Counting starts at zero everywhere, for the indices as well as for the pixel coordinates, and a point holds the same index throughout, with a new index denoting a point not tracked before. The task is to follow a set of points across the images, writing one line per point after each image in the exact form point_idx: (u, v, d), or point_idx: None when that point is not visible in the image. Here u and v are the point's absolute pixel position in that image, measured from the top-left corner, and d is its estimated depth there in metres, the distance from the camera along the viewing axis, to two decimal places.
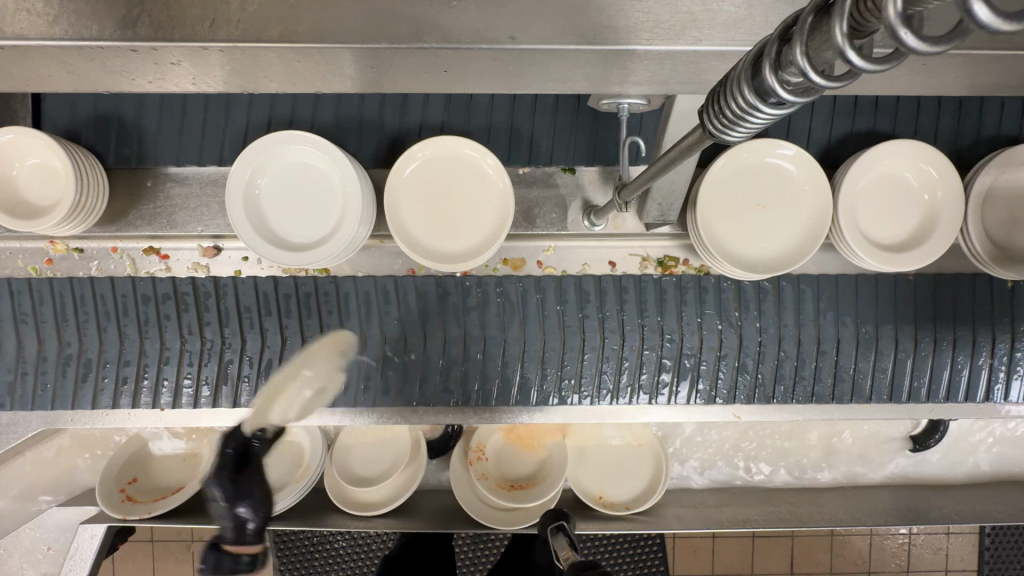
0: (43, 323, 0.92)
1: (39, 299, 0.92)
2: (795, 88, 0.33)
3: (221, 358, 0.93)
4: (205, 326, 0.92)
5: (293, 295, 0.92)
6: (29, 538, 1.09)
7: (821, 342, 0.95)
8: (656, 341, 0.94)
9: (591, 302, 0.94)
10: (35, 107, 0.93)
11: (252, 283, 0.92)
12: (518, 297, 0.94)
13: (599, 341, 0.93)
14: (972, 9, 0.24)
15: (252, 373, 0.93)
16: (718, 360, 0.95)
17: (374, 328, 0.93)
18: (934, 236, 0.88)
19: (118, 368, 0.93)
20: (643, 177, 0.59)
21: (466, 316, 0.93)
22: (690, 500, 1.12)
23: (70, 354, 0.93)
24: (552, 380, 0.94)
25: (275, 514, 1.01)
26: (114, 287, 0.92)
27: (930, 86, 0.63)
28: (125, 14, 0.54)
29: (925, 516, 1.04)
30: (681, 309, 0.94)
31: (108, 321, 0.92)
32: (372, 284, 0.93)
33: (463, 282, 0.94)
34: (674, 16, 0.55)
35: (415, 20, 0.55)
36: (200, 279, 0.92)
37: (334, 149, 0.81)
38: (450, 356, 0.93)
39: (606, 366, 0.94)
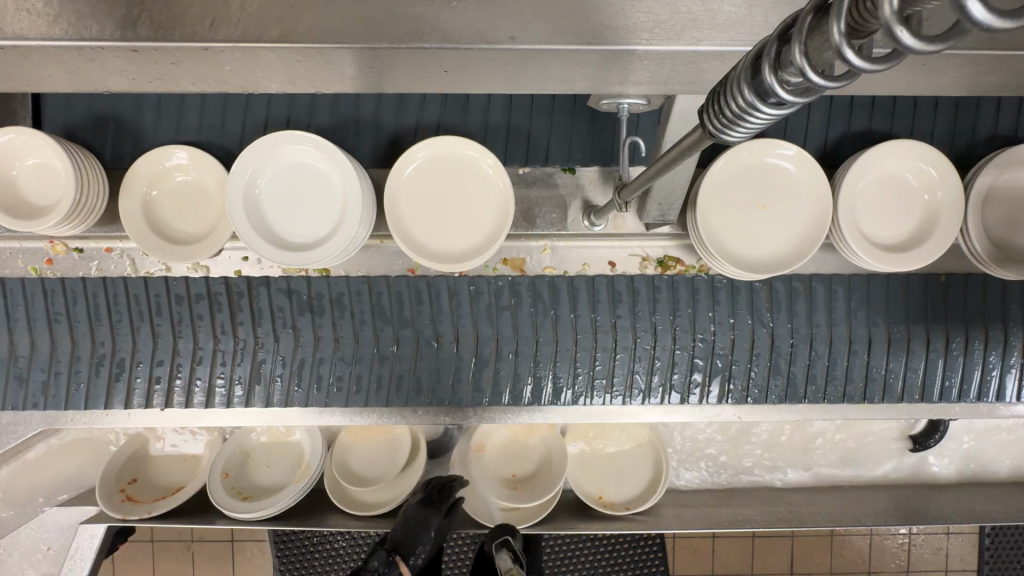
0: (76, 323, 0.92)
1: (73, 299, 0.92)
2: (794, 88, 0.34)
3: (254, 358, 0.93)
4: (238, 326, 0.92)
5: (326, 295, 0.93)
6: (30, 538, 1.09)
7: (854, 342, 0.95)
8: (689, 341, 0.94)
9: (625, 302, 0.94)
10: (35, 107, 0.94)
11: (285, 283, 0.92)
12: (551, 296, 0.93)
13: (632, 341, 0.93)
14: (967, 7, 0.24)
15: (284, 373, 0.93)
16: (751, 359, 0.95)
17: (408, 328, 0.93)
18: (934, 236, 0.88)
19: (151, 369, 0.93)
20: (643, 178, 0.59)
21: (500, 316, 0.93)
22: (690, 500, 1.12)
23: (103, 354, 0.92)
24: (584, 378, 0.94)
25: (274, 513, 0.98)
26: (147, 287, 0.92)
27: (929, 86, 0.63)
28: (125, 13, 0.54)
29: (924, 516, 1.04)
30: (715, 308, 0.94)
31: (141, 321, 0.92)
32: (405, 284, 0.94)
33: (495, 283, 0.93)
34: (674, 16, 0.55)
35: (415, 20, 0.55)
36: (232, 280, 0.92)
37: (335, 149, 0.82)
38: (483, 356, 0.93)
39: (639, 366, 0.94)
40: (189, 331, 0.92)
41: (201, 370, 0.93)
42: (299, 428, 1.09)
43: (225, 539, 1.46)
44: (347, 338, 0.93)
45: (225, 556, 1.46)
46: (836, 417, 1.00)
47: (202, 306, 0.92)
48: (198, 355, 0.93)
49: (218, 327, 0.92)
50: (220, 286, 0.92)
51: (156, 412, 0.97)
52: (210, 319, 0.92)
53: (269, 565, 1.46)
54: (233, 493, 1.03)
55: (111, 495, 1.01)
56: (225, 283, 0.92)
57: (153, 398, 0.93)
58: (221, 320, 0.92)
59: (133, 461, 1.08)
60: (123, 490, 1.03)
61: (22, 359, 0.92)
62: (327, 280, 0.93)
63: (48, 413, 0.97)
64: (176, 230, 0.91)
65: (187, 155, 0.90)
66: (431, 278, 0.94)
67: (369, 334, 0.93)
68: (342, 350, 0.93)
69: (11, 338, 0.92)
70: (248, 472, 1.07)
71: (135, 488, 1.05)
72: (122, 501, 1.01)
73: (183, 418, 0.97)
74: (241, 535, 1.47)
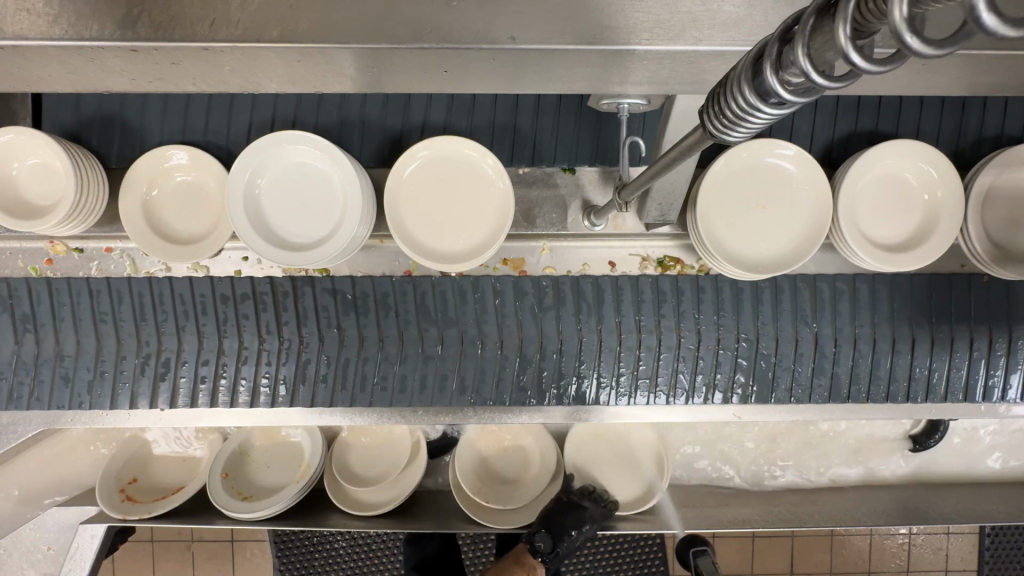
0: (122, 323, 0.92)
1: (118, 297, 0.92)
2: (795, 89, 0.34)
3: (299, 357, 0.93)
4: (283, 326, 0.92)
5: (371, 295, 0.93)
6: (29, 538, 1.08)
7: (897, 342, 0.95)
8: (732, 340, 0.94)
9: (668, 301, 0.94)
10: (35, 107, 0.94)
11: (330, 282, 0.92)
12: (595, 297, 0.93)
13: (676, 341, 0.93)
14: (980, 17, 0.24)
15: (329, 373, 0.93)
16: (796, 359, 0.95)
17: (453, 328, 0.93)
18: (934, 236, 0.88)
19: (196, 368, 0.93)
20: (643, 178, 0.59)
21: (544, 316, 0.93)
22: (690, 500, 1.12)
23: (149, 353, 0.93)
24: (629, 377, 0.94)
25: (273, 512, 0.98)
26: (193, 287, 0.92)
27: (928, 86, 0.63)
28: (126, 14, 0.54)
29: (924, 516, 1.04)
30: (758, 309, 0.94)
31: (186, 321, 0.92)
32: (450, 284, 0.93)
33: (539, 283, 0.93)
34: (674, 16, 0.55)
35: (416, 19, 0.55)
36: (277, 280, 0.92)
37: (335, 148, 0.82)
38: (526, 356, 0.93)
39: (683, 367, 0.94)
40: (234, 331, 0.92)
41: (247, 369, 0.93)
42: (300, 428, 1.09)
43: (224, 539, 1.46)
44: (392, 338, 0.93)
45: (225, 556, 1.46)
46: (837, 417, 1.00)
47: (247, 305, 0.92)
48: (243, 354, 0.93)
49: (263, 327, 0.92)
50: (266, 286, 0.92)
51: (156, 412, 0.97)
52: (255, 319, 0.92)
53: (269, 565, 1.46)
54: (233, 493, 1.02)
55: (111, 494, 1.01)
56: (270, 282, 0.92)
57: (152, 398, 0.93)
58: (266, 319, 0.92)
59: (133, 461, 1.08)
60: (123, 490, 1.03)
61: (68, 358, 0.92)
62: (371, 280, 0.93)
63: (48, 413, 0.98)
64: (177, 230, 0.91)
65: (187, 155, 0.90)
66: (476, 277, 0.93)
67: (414, 334, 0.93)
68: (388, 350, 0.93)
69: (13, 336, 0.92)
70: (248, 471, 1.07)
71: (135, 488, 1.05)
72: (122, 501, 1.01)
73: (182, 419, 0.97)
74: (241, 535, 1.47)
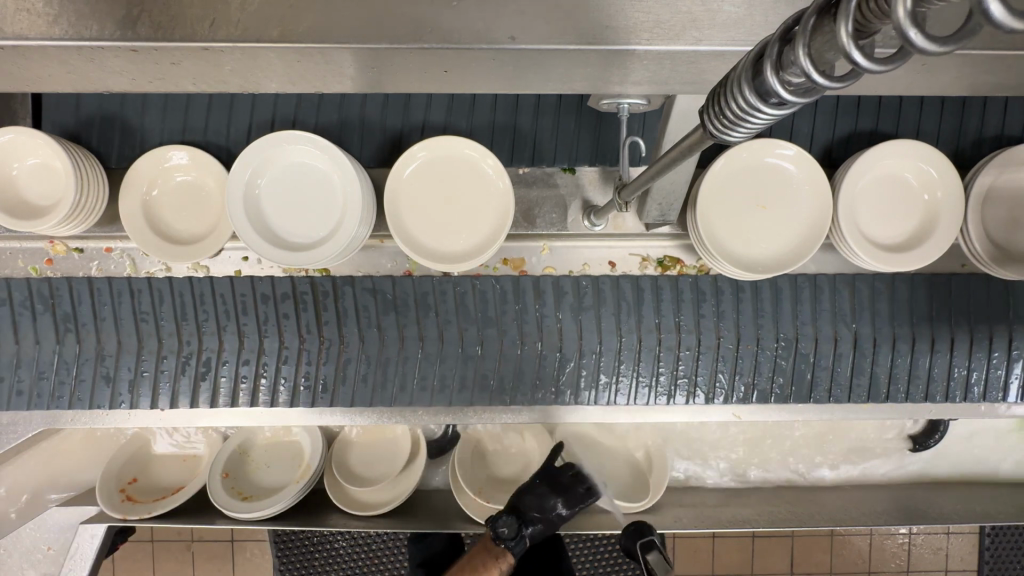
0: (164, 322, 0.92)
1: (159, 297, 0.92)
2: (796, 89, 0.34)
3: (339, 358, 0.93)
4: (324, 326, 0.92)
5: (411, 294, 0.93)
6: (29, 538, 1.08)
7: (937, 342, 0.95)
8: (772, 339, 0.94)
9: (708, 301, 0.94)
10: (35, 107, 0.94)
11: (369, 282, 0.93)
12: (635, 296, 0.94)
13: (715, 341, 0.93)
14: (988, 8, 0.24)
15: (368, 373, 0.93)
16: (836, 359, 0.95)
17: (493, 328, 0.93)
18: (934, 236, 0.88)
19: (237, 368, 0.93)
20: (643, 178, 0.59)
21: (583, 316, 0.93)
22: (690, 500, 1.12)
23: (190, 352, 0.92)
24: (669, 376, 0.94)
25: (272, 513, 0.98)
26: (233, 287, 0.92)
27: (929, 86, 0.63)
28: (126, 14, 0.54)
29: (924, 516, 1.04)
30: (797, 308, 0.94)
31: (227, 321, 0.92)
32: (491, 284, 0.93)
33: (579, 283, 0.93)
34: (674, 16, 0.55)
35: (416, 19, 0.55)
36: (317, 279, 0.92)
37: (335, 148, 0.82)
38: (565, 353, 0.93)
39: (722, 368, 0.94)
40: (275, 330, 0.92)
41: (287, 369, 0.93)
42: (300, 428, 1.09)
43: (225, 539, 1.46)
44: (432, 338, 0.93)
45: (225, 556, 1.46)
46: (837, 417, 1.00)
47: (288, 305, 0.92)
48: (284, 354, 0.93)
49: (303, 327, 0.92)
50: (306, 285, 0.92)
51: (156, 412, 0.97)
52: (295, 319, 0.92)
53: (269, 565, 1.46)
54: (233, 493, 1.02)
55: (111, 495, 1.01)
56: (310, 282, 0.92)
57: (156, 397, 0.93)
58: (306, 319, 0.92)
59: (133, 461, 1.08)
60: (123, 490, 1.03)
61: (109, 358, 0.92)
62: (411, 280, 0.93)
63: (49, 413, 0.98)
64: (177, 230, 0.91)
65: (187, 155, 0.90)
66: (517, 278, 0.94)
67: (454, 334, 0.93)
68: (428, 350, 0.93)
69: (15, 336, 0.92)
70: (248, 471, 1.07)
71: (135, 488, 1.05)
72: (122, 501, 1.01)
73: (182, 419, 0.97)
74: (241, 534, 1.47)
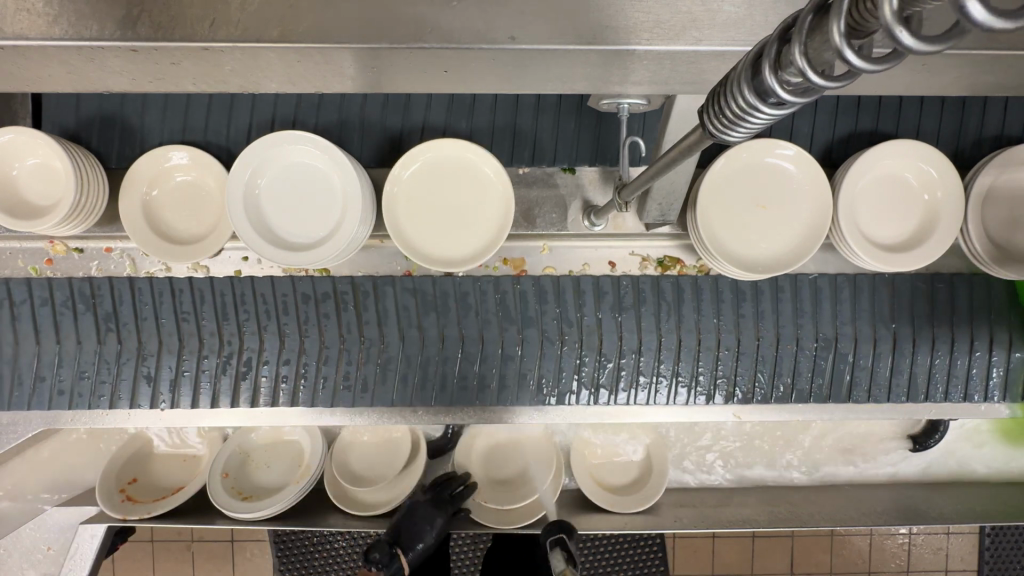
0: (205, 322, 0.92)
1: (200, 297, 0.92)
2: (794, 89, 0.34)
3: (379, 358, 0.93)
4: (364, 326, 0.93)
5: (451, 295, 0.93)
6: (29, 538, 1.08)
7: (976, 343, 0.95)
8: (811, 339, 0.95)
9: (748, 301, 0.94)
10: (35, 107, 0.94)
11: (410, 283, 0.93)
12: (675, 297, 0.94)
13: (754, 341, 0.94)
14: (966, 9, 0.24)
15: (408, 374, 0.93)
16: (875, 358, 0.95)
17: (533, 327, 0.93)
18: (934, 236, 0.88)
19: (277, 368, 0.93)
20: (643, 178, 0.59)
21: (624, 316, 0.93)
22: (690, 500, 1.12)
23: (231, 352, 0.93)
24: (708, 376, 0.95)
25: (270, 514, 0.98)
26: (275, 287, 0.93)
27: (930, 86, 0.63)
28: (126, 14, 0.54)
29: (923, 515, 1.04)
30: (837, 308, 0.95)
31: (268, 321, 0.93)
32: (532, 284, 0.94)
33: (619, 283, 0.94)
34: (675, 16, 0.55)
35: (416, 20, 0.55)
36: (358, 280, 0.93)
37: (335, 149, 0.82)
38: (605, 354, 0.93)
39: (761, 369, 0.95)
40: (315, 330, 0.93)
41: (327, 369, 0.93)
42: (300, 428, 1.09)
43: (225, 539, 1.46)
44: (472, 338, 0.93)
45: (224, 556, 1.46)
46: (838, 417, 1.00)
47: (328, 305, 0.93)
48: (324, 354, 0.93)
49: (344, 326, 0.93)
50: (347, 286, 0.93)
51: (155, 412, 0.97)
52: (336, 319, 0.93)
53: (270, 565, 1.46)
54: (233, 493, 1.02)
55: (111, 495, 1.01)
56: (351, 283, 0.93)
57: (157, 397, 0.93)
58: (347, 319, 0.93)
59: (133, 461, 1.08)
60: (123, 490, 1.03)
61: (150, 358, 0.92)
62: (452, 280, 0.93)
63: (48, 413, 0.98)
64: (177, 230, 0.91)
65: (187, 155, 0.90)
66: (558, 279, 0.94)
67: (494, 334, 0.93)
68: (468, 349, 0.93)
69: (17, 336, 0.92)
70: (248, 471, 1.07)
71: (135, 488, 1.05)
72: (122, 501, 1.01)
73: (183, 419, 0.97)
74: (241, 535, 1.47)
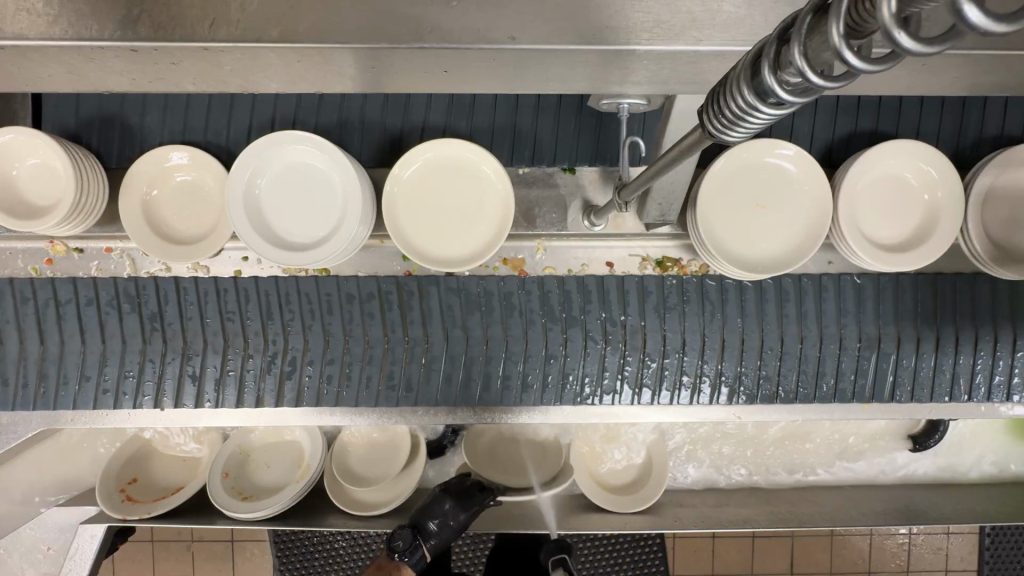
0: (250, 322, 0.92)
1: (245, 297, 0.92)
2: (794, 88, 0.33)
3: (423, 358, 0.93)
4: (409, 325, 0.93)
5: (495, 295, 0.93)
6: (30, 538, 1.08)
7: (1017, 343, 0.95)
8: (854, 338, 0.95)
9: (792, 301, 0.94)
10: (35, 107, 0.94)
11: (455, 283, 0.93)
12: (719, 296, 0.94)
13: (797, 341, 0.94)
14: (964, 13, 0.24)
15: (452, 373, 0.93)
16: (918, 359, 0.96)
17: (577, 326, 0.93)
18: (935, 236, 0.88)
19: (322, 367, 0.93)
20: (643, 178, 0.59)
21: (668, 316, 0.94)
22: (691, 500, 1.12)
23: (275, 352, 0.93)
24: (752, 377, 0.95)
25: (270, 513, 0.98)
26: (319, 287, 0.93)
27: (929, 86, 0.63)
28: (126, 13, 0.54)
29: (923, 515, 1.04)
30: (879, 308, 0.95)
31: (312, 321, 0.93)
32: (575, 283, 0.94)
33: (664, 282, 0.94)
34: (674, 16, 0.55)
35: (416, 20, 0.55)
36: (403, 280, 0.93)
37: (335, 149, 0.82)
38: (649, 353, 0.93)
39: (805, 369, 0.95)
40: (360, 330, 0.93)
41: (371, 368, 0.93)
42: (300, 428, 1.09)
43: (224, 539, 1.46)
44: (516, 338, 0.93)
45: (224, 556, 1.46)
46: (837, 417, 1.00)
47: (373, 305, 0.93)
48: (368, 354, 0.93)
49: (389, 326, 0.93)
50: (391, 286, 0.93)
51: (156, 412, 0.97)
52: (381, 319, 0.93)
53: (270, 566, 1.46)
54: (233, 493, 1.02)
55: (111, 495, 1.01)
56: (395, 282, 0.93)
57: (157, 398, 0.93)
58: (391, 319, 0.93)
59: (133, 461, 1.08)
60: (123, 490, 1.03)
61: (195, 358, 0.93)
62: (498, 280, 0.93)
63: (49, 414, 0.97)
64: (177, 230, 0.91)
65: (187, 156, 0.90)
66: (601, 278, 0.94)
67: (538, 334, 0.93)
68: (513, 348, 0.93)
69: (19, 338, 0.92)
70: (249, 472, 1.07)
71: (135, 488, 1.05)
72: (122, 501, 1.01)
73: (183, 419, 0.97)
74: (241, 534, 1.47)
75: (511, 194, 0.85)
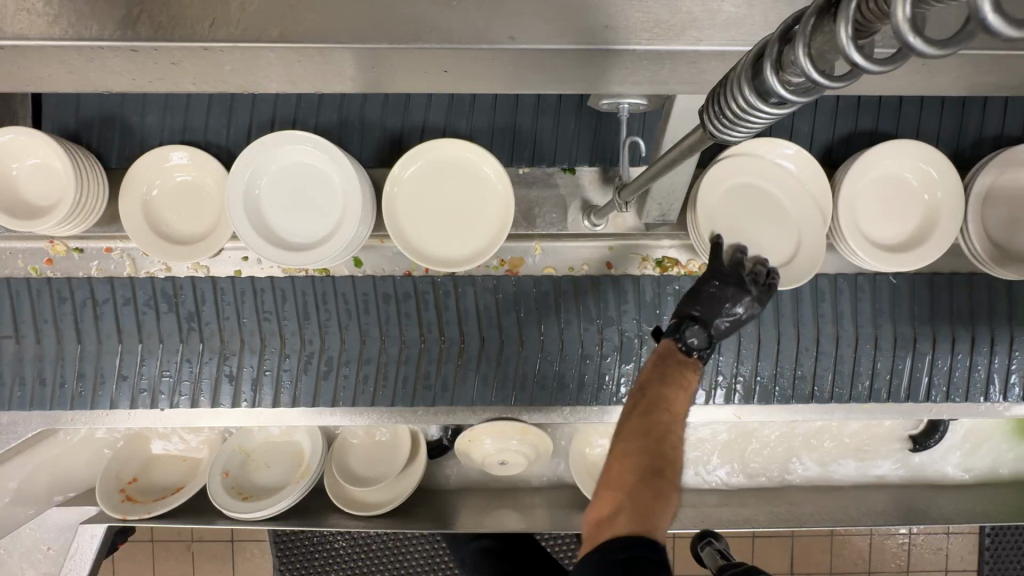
0: (286, 322, 0.93)
1: (282, 296, 0.92)
2: (796, 88, 0.34)
3: (458, 359, 0.93)
4: (445, 326, 0.93)
5: (532, 294, 0.93)
6: (30, 538, 1.08)
7: None
8: (889, 339, 0.95)
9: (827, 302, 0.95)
10: (35, 107, 0.94)
11: (491, 282, 0.93)
12: None
13: (834, 341, 0.95)
14: (985, 18, 0.24)
15: (490, 372, 0.94)
16: (953, 359, 0.96)
17: (613, 325, 0.93)
18: (935, 235, 0.88)
19: (358, 368, 0.94)
20: (643, 178, 0.59)
21: None
22: (691, 500, 1.12)
23: (312, 352, 0.93)
24: (788, 377, 0.95)
25: (270, 513, 0.98)
26: (355, 287, 0.93)
27: (928, 86, 0.63)
28: (125, 13, 0.54)
29: (922, 515, 1.04)
30: (914, 307, 0.95)
31: (348, 321, 0.93)
32: (610, 284, 0.94)
33: None
34: (674, 16, 0.55)
35: (416, 20, 0.55)
36: (439, 279, 0.93)
37: (335, 149, 0.82)
38: None
39: (840, 369, 0.95)
40: (396, 330, 0.93)
41: (407, 368, 0.93)
42: (300, 428, 1.09)
43: (224, 539, 1.46)
44: (552, 339, 0.93)
45: (224, 556, 1.46)
46: (839, 416, 0.99)
47: (409, 304, 0.93)
48: (404, 354, 0.93)
49: (424, 326, 0.93)
50: (427, 286, 0.93)
51: (156, 412, 0.97)
52: (417, 318, 0.93)
53: (270, 566, 1.46)
54: (233, 493, 1.02)
55: (111, 495, 1.01)
56: (432, 283, 0.93)
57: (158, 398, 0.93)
58: (427, 319, 0.93)
59: (133, 461, 1.09)
60: (123, 490, 1.03)
61: (232, 358, 0.93)
62: (534, 280, 0.93)
63: (48, 414, 0.97)
64: (177, 230, 0.91)
65: (187, 155, 0.90)
66: (636, 279, 0.94)
67: (575, 334, 0.93)
68: (548, 348, 0.93)
69: (20, 338, 0.92)
70: (249, 471, 1.07)
71: (135, 488, 1.05)
72: (122, 501, 1.01)
73: (182, 419, 0.97)
74: (241, 535, 1.46)
75: (511, 193, 0.85)
